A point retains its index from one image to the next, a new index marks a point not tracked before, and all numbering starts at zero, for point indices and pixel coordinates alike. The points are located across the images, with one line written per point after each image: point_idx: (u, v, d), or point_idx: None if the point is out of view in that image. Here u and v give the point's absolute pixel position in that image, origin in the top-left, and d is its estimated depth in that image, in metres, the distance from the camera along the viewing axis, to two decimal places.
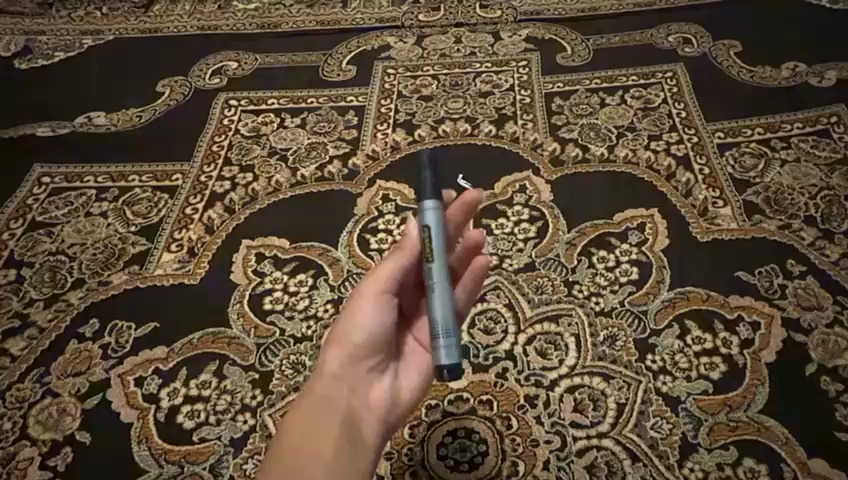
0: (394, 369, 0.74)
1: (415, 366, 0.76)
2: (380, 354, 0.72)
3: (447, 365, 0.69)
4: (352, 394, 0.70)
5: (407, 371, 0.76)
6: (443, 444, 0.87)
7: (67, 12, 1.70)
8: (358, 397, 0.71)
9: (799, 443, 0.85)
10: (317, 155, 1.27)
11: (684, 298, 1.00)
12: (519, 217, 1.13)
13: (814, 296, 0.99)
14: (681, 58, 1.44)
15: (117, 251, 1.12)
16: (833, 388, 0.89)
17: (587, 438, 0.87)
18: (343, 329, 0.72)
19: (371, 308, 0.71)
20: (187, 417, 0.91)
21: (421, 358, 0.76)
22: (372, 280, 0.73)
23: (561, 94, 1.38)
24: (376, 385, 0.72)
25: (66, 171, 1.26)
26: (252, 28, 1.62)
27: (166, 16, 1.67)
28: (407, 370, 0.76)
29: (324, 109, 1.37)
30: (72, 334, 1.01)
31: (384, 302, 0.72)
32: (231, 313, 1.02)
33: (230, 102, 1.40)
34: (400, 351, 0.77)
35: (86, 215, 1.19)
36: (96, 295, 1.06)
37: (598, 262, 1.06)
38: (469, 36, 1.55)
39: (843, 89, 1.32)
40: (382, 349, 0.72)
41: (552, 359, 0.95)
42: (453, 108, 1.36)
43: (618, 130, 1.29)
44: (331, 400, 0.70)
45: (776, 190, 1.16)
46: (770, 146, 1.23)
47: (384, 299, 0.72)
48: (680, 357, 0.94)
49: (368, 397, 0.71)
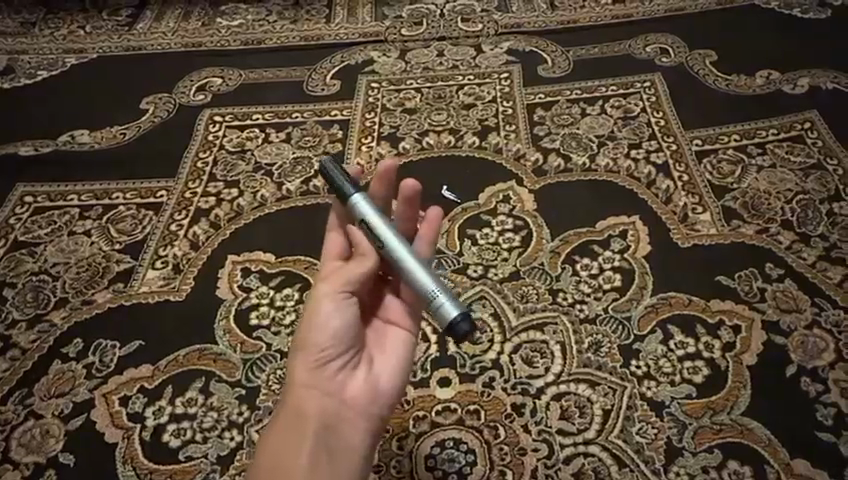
0: (368, 365, 0.74)
1: (388, 359, 0.75)
2: (347, 353, 0.72)
3: (457, 318, 0.69)
4: (324, 397, 0.71)
5: (382, 365, 0.75)
6: (432, 455, 0.87)
7: (50, 31, 1.70)
8: (331, 401, 0.71)
9: (781, 444, 0.86)
10: (302, 169, 1.28)
11: (667, 303, 1.02)
12: (503, 226, 1.15)
13: (793, 299, 1.01)
14: (658, 68, 1.48)
15: (101, 269, 1.12)
16: (813, 388, 0.91)
17: (574, 445, 0.87)
18: (307, 335, 0.72)
19: (329, 309, 0.72)
20: (174, 436, 0.90)
21: (393, 350, 0.76)
22: (328, 281, 0.73)
23: (543, 105, 1.40)
24: (349, 385, 0.72)
25: (49, 190, 1.26)
26: (236, 44, 1.63)
27: (150, 33, 1.68)
28: (382, 362, 0.75)
29: (309, 123, 1.38)
30: (55, 354, 1.00)
31: (339, 302, 0.72)
32: (217, 330, 1.02)
33: (215, 118, 1.41)
34: (373, 345, 0.77)
35: (70, 234, 1.18)
36: (79, 314, 1.05)
37: (582, 270, 1.07)
38: (451, 49, 1.57)
39: (815, 96, 1.36)
40: (347, 347, 0.72)
41: (538, 366, 0.96)
42: (437, 120, 1.38)
43: (599, 139, 1.31)
44: (305, 407, 0.71)
45: (754, 195, 1.18)
46: (747, 153, 1.26)
47: (339, 299, 0.72)
48: (664, 361, 0.95)
49: (342, 398, 0.71)
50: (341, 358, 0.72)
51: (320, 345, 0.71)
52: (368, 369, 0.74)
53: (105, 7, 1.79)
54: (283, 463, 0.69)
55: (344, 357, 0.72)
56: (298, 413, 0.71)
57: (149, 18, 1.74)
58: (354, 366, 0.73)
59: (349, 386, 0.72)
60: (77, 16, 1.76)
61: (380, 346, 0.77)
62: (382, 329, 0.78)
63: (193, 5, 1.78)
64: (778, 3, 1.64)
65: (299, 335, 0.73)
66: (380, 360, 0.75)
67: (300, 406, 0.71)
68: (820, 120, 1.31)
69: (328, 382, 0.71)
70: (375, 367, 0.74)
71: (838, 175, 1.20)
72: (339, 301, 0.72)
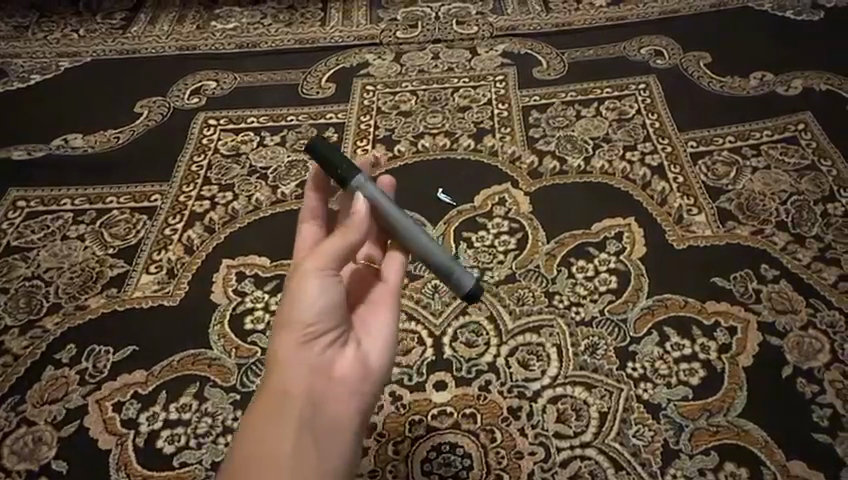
0: (355, 342, 0.72)
1: (374, 336, 0.74)
2: (337, 330, 0.70)
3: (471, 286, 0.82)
4: (313, 375, 0.67)
5: (369, 342, 0.74)
6: (428, 459, 0.87)
7: (43, 35, 1.70)
8: (320, 379, 0.68)
9: (777, 446, 0.86)
10: (297, 172, 1.28)
11: (662, 304, 1.02)
12: (499, 229, 1.14)
13: (788, 300, 1.02)
14: (653, 69, 1.48)
15: (95, 273, 1.11)
16: (809, 390, 0.91)
17: (571, 448, 0.87)
18: (293, 310, 0.68)
19: (320, 283, 0.68)
20: (168, 442, 0.90)
21: (379, 328, 0.75)
22: (317, 253, 0.69)
23: (538, 108, 1.40)
24: (338, 362, 0.69)
25: (42, 195, 1.25)
26: (231, 47, 1.63)
27: (144, 37, 1.68)
28: (369, 340, 0.74)
29: (304, 126, 1.38)
30: (48, 360, 0.99)
31: (330, 275, 0.69)
32: (212, 334, 1.01)
33: (210, 121, 1.41)
34: (357, 323, 0.75)
35: (63, 238, 1.17)
36: (73, 319, 1.04)
37: (577, 272, 1.07)
38: (446, 52, 1.57)
39: (808, 98, 1.37)
40: (336, 322, 0.70)
41: (534, 369, 0.95)
42: (432, 122, 1.38)
43: (594, 141, 1.31)
44: (292, 386, 0.66)
45: (749, 197, 1.18)
46: (742, 154, 1.26)
47: (329, 271, 0.69)
48: (660, 364, 0.95)
49: (331, 375, 0.69)
50: (331, 334, 0.69)
51: (308, 322, 0.68)
52: (356, 347, 0.72)
53: (99, 11, 1.78)
54: (270, 446, 0.63)
55: (334, 333, 0.70)
56: (284, 394, 0.66)
57: (143, 22, 1.74)
58: (342, 344, 0.71)
59: (339, 363, 0.69)
60: (71, 19, 1.75)
61: (365, 324, 0.75)
62: (365, 307, 0.77)
63: (187, 8, 1.78)
64: (772, 5, 1.65)
65: (283, 310, 0.69)
66: (367, 338, 0.74)
67: (285, 386, 0.66)
68: (814, 122, 1.31)
69: (316, 359, 0.68)
70: (363, 345, 0.73)
71: (832, 176, 1.20)
72: (326, 274, 0.69)
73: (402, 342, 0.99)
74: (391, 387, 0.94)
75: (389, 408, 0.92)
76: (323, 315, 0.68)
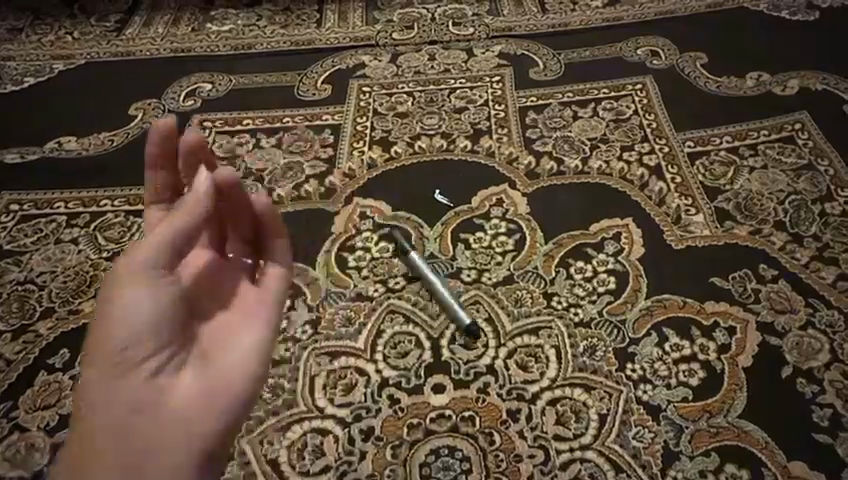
0: (193, 365, 0.64)
1: (220, 358, 0.65)
2: (160, 355, 0.61)
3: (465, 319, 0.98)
4: (133, 404, 0.59)
5: (215, 364, 0.65)
6: (426, 463, 0.86)
7: (37, 37, 1.69)
8: (142, 409, 0.59)
9: (778, 447, 0.85)
10: (293, 174, 1.27)
11: (661, 305, 1.01)
12: (496, 230, 1.14)
13: (787, 299, 1.01)
14: (650, 70, 1.48)
15: (89, 277, 1.10)
16: (809, 390, 0.90)
17: (570, 451, 0.86)
18: (104, 333, 0.61)
19: (133, 301, 0.61)
20: None
21: (228, 350, 0.66)
22: (125, 267, 0.63)
23: (535, 108, 1.40)
24: (169, 389, 0.61)
25: (35, 198, 1.24)
26: (226, 49, 1.62)
27: (139, 39, 1.67)
28: (219, 361, 0.65)
29: (300, 128, 1.37)
30: (41, 365, 0.98)
31: (141, 293, 0.62)
32: None
33: (205, 124, 1.40)
34: (209, 343, 0.66)
35: (56, 242, 1.16)
36: (66, 324, 1.03)
37: (576, 273, 1.07)
38: (443, 53, 1.57)
39: (805, 98, 1.37)
40: (157, 346, 0.61)
41: (533, 371, 0.95)
42: (429, 124, 1.37)
43: (591, 142, 1.31)
44: (105, 416, 0.59)
45: (747, 196, 1.18)
46: (739, 154, 1.26)
47: (142, 290, 0.62)
48: (660, 364, 0.94)
49: (157, 403, 0.60)
50: (154, 358, 0.61)
51: (116, 350, 0.60)
52: (193, 372, 0.63)
53: (93, 13, 1.77)
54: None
55: (159, 358, 0.61)
56: (100, 429, 0.59)
57: (138, 24, 1.73)
58: (176, 369, 0.62)
59: (166, 390, 0.61)
60: (65, 21, 1.74)
61: (217, 345, 0.66)
62: (222, 326, 0.68)
63: (182, 11, 1.77)
64: (767, 5, 1.65)
65: (96, 333, 0.62)
66: (215, 360, 0.65)
67: (94, 416, 0.59)
68: (811, 122, 1.31)
69: (136, 388, 0.60)
70: (208, 365, 0.64)
71: (830, 175, 1.20)
72: (134, 296, 0.61)
73: (399, 345, 0.98)
74: (389, 390, 0.93)
75: (386, 411, 0.91)
76: (139, 339, 0.60)
